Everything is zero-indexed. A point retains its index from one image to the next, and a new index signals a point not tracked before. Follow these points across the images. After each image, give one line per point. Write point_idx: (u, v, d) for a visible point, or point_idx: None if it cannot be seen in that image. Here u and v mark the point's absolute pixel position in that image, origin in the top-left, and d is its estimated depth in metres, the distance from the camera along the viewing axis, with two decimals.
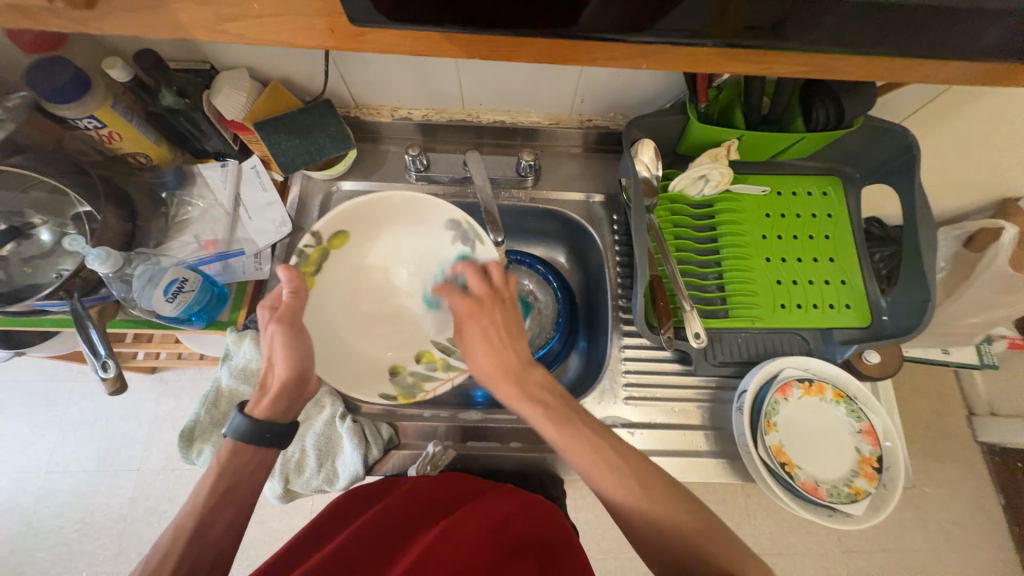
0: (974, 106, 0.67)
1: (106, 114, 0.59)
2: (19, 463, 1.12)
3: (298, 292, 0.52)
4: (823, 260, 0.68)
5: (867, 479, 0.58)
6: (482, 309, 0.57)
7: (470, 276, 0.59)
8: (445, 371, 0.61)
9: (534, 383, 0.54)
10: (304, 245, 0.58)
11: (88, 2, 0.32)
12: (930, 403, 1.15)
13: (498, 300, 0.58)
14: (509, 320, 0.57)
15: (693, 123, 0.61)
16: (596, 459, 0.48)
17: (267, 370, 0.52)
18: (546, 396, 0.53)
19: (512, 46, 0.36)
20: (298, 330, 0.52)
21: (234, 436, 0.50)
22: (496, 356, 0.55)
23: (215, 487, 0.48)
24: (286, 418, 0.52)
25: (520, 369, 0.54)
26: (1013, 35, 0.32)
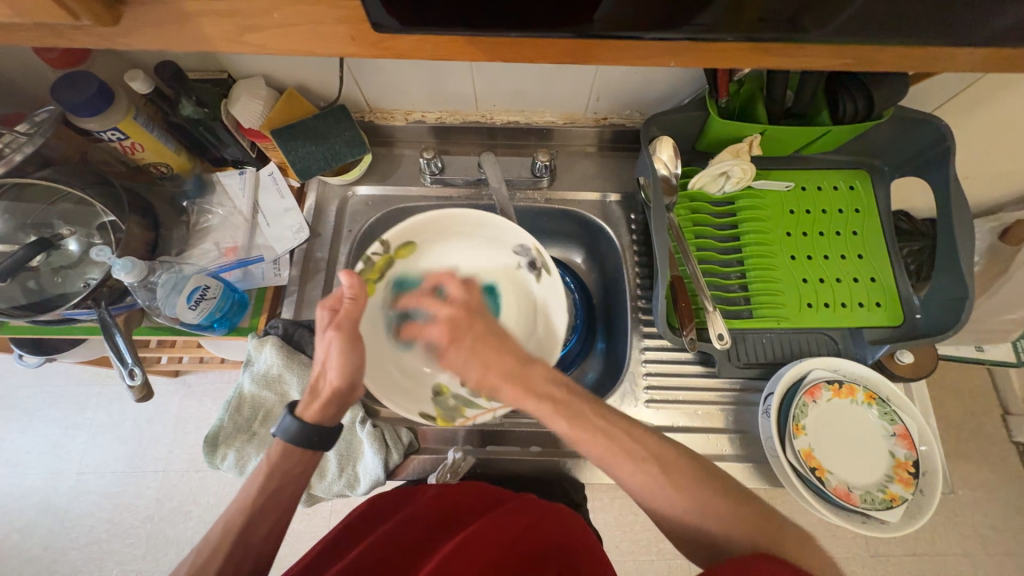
0: (1013, 93, 0.64)
1: (130, 125, 0.61)
2: (51, 465, 1.15)
3: (359, 299, 0.49)
4: (852, 257, 0.66)
5: (903, 484, 0.56)
6: (461, 325, 0.53)
7: (450, 284, 0.58)
8: (488, 401, 0.58)
9: (538, 381, 0.50)
10: (370, 252, 0.59)
11: (115, 18, 0.32)
12: (963, 402, 1.10)
13: (475, 310, 0.55)
14: (492, 327, 0.53)
15: (714, 118, 0.60)
16: (610, 446, 0.46)
17: (318, 374, 0.51)
18: (553, 391, 0.49)
19: (537, 48, 0.35)
20: (356, 339, 0.50)
21: (284, 438, 0.50)
22: (489, 363, 0.51)
23: (261, 491, 0.49)
24: (333, 425, 0.52)
25: (522, 368, 0.50)
26: None
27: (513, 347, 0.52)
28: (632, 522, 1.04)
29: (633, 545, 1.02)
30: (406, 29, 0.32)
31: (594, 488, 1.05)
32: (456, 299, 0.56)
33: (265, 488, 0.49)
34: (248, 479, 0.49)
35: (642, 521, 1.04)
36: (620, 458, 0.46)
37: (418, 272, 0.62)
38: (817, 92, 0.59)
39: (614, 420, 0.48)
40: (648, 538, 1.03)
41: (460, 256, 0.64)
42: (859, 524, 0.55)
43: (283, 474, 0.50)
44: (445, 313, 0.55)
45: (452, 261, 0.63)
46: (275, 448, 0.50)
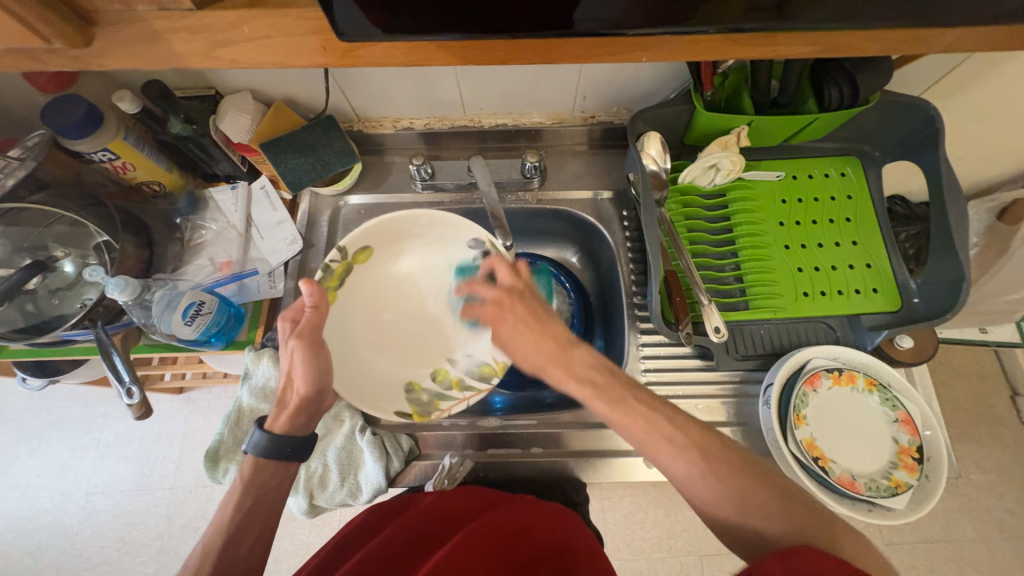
0: (1000, 72, 0.63)
1: (119, 145, 0.61)
2: (60, 486, 1.16)
3: (318, 309, 0.51)
4: (846, 244, 0.66)
5: (907, 470, 0.56)
6: (506, 303, 0.54)
7: (498, 266, 0.56)
8: (461, 391, 0.61)
9: (580, 363, 0.51)
10: (328, 260, 0.59)
11: (86, 39, 0.33)
12: (970, 385, 1.09)
13: (520, 292, 0.55)
14: (532, 308, 0.54)
15: (700, 111, 0.60)
16: (646, 428, 0.46)
17: (285, 384, 0.53)
18: (596, 375, 0.50)
19: (509, 49, 0.35)
20: (318, 346, 0.52)
21: (256, 453, 0.50)
22: (535, 347, 0.52)
23: (240, 506, 0.49)
24: (302, 433, 0.53)
25: (562, 351, 0.51)
26: None
27: (558, 326, 0.53)
28: (641, 520, 1.03)
29: (643, 544, 1.02)
30: (388, 36, 0.32)
31: (601, 488, 1.05)
32: (503, 284, 0.55)
33: (241, 504, 0.49)
34: (222, 500, 0.50)
35: (652, 519, 1.03)
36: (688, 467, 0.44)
37: (377, 275, 0.63)
38: (801, 80, 0.59)
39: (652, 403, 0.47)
40: (659, 536, 1.02)
41: (421, 259, 0.65)
42: (864, 512, 0.55)
43: (262, 487, 0.50)
44: (491, 295, 0.55)
45: (417, 262, 0.65)
46: (247, 462, 0.51)
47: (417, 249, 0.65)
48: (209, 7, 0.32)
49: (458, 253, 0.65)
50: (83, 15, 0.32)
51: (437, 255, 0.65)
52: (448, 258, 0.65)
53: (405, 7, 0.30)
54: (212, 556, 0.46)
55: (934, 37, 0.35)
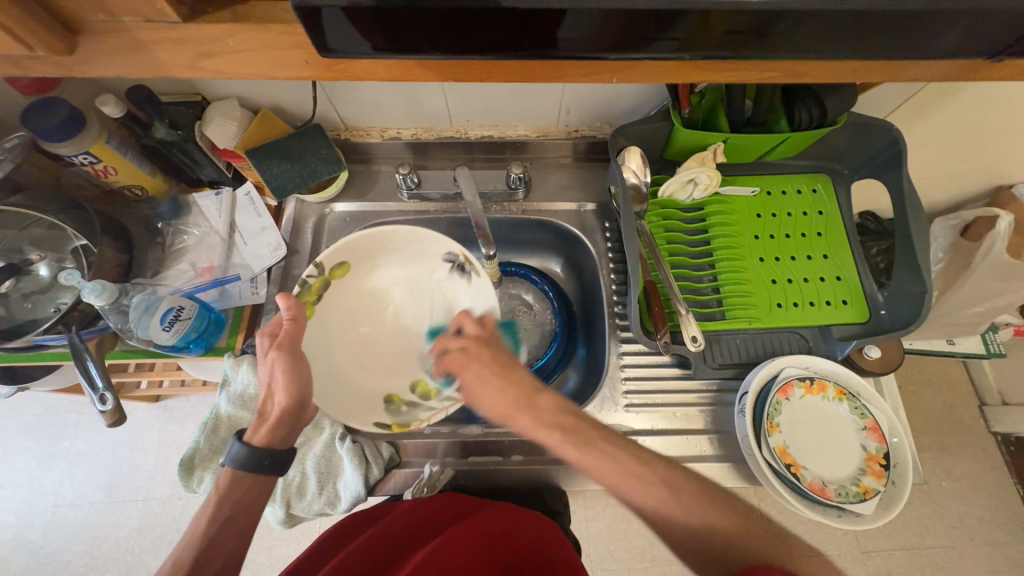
0: (957, 98, 0.67)
1: (101, 149, 0.60)
2: (26, 498, 1.11)
3: (296, 319, 0.52)
4: (817, 257, 0.68)
5: (875, 477, 0.58)
6: (474, 353, 0.56)
7: (464, 321, 0.60)
8: (440, 401, 0.60)
9: (546, 408, 0.51)
10: (305, 276, 0.58)
11: (70, 47, 0.33)
12: (940, 395, 1.13)
13: (486, 340, 0.58)
14: (499, 356, 0.56)
15: (677, 128, 0.62)
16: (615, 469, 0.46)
17: (265, 399, 0.52)
18: (563, 420, 0.50)
19: (490, 68, 0.37)
20: (299, 357, 0.52)
21: (234, 465, 0.50)
22: (499, 393, 0.52)
23: (213, 520, 0.48)
24: (281, 446, 0.52)
25: (528, 399, 0.51)
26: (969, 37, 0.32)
27: (528, 374, 0.54)
28: (625, 530, 1.03)
29: (626, 553, 1.02)
30: (381, 54, 0.33)
31: (585, 497, 1.05)
32: (470, 333, 0.59)
33: (214, 519, 0.48)
34: (197, 512, 0.48)
35: (635, 528, 1.03)
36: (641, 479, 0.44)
37: (355, 289, 0.63)
38: (773, 100, 0.61)
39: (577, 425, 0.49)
40: (642, 545, 1.02)
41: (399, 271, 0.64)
42: (835, 518, 0.56)
43: (238, 500, 0.50)
44: (462, 341, 0.58)
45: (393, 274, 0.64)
46: (225, 475, 0.50)
47: (395, 261, 0.64)
48: (195, 19, 0.33)
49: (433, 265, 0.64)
50: (66, 24, 0.32)
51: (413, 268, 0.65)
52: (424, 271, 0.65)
53: (404, 30, 0.31)
54: (183, 571, 0.45)
55: (885, 68, 0.37)
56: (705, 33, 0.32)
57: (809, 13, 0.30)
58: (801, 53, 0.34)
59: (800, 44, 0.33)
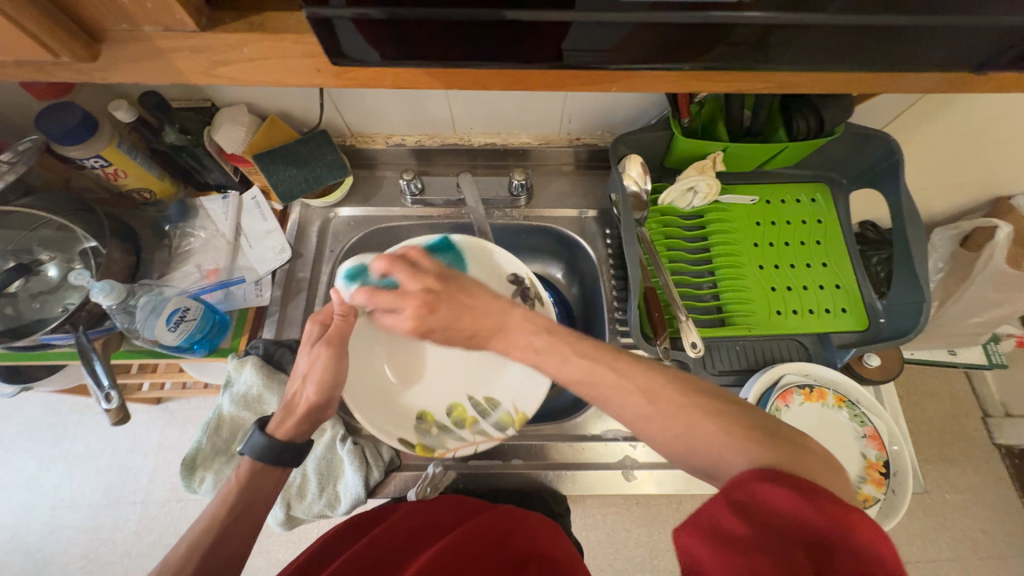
0: (954, 110, 0.68)
1: (113, 152, 0.62)
2: (25, 500, 1.12)
3: (348, 318, 0.52)
4: (816, 265, 0.69)
5: (875, 485, 0.58)
6: (436, 299, 0.46)
7: (398, 271, 0.48)
8: (472, 433, 0.60)
9: (519, 337, 0.45)
10: (364, 271, 0.62)
11: (92, 54, 0.34)
12: (942, 405, 1.13)
13: (444, 280, 0.47)
14: (466, 288, 0.47)
15: (677, 137, 0.63)
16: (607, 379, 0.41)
17: (296, 390, 0.52)
18: (535, 341, 0.45)
19: (495, 77, 0.38)
20: (343, 354, 0.52)
21: (252, 455, 0.50)
22: (476, 320, 0.46)
23: (230, 508, 0.48)
24: (290, 441, 0.51)
25: (501, 325, 0.46)
26: (963, 52, 0.33)
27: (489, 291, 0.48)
28: (625, 539, 1.03)
29: (626, 562, 1.01)
30: (388, 62, 0.34)
31: (584, 505, 1.04)
32: (418, 280, 0.47)
33: (234, 507, 0.48)
34: (214, 499, 0.49)
35: (635, 538, 1.03)
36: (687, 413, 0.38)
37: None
38: (771, 109, 0.63)
39: (598, 355, 0.42)
40: (641, 555, 1.01)
41: None
42: None
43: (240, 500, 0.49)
44: (416, 286, 0.47)
45: None
46: (244, 463, 0.50)
47: None
48: (212, 29, 0.34)
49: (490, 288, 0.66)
50: (91, 33, 0.34)
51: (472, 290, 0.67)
52: None
53: (413, 42, 0.32)
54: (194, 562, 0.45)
55: (880, 81, 0.38)
56: (706, 46, 0.33)
57: (807, 28, 0.31)
58: (801, 65, 0.35)
59: (796, 59, 0.34)
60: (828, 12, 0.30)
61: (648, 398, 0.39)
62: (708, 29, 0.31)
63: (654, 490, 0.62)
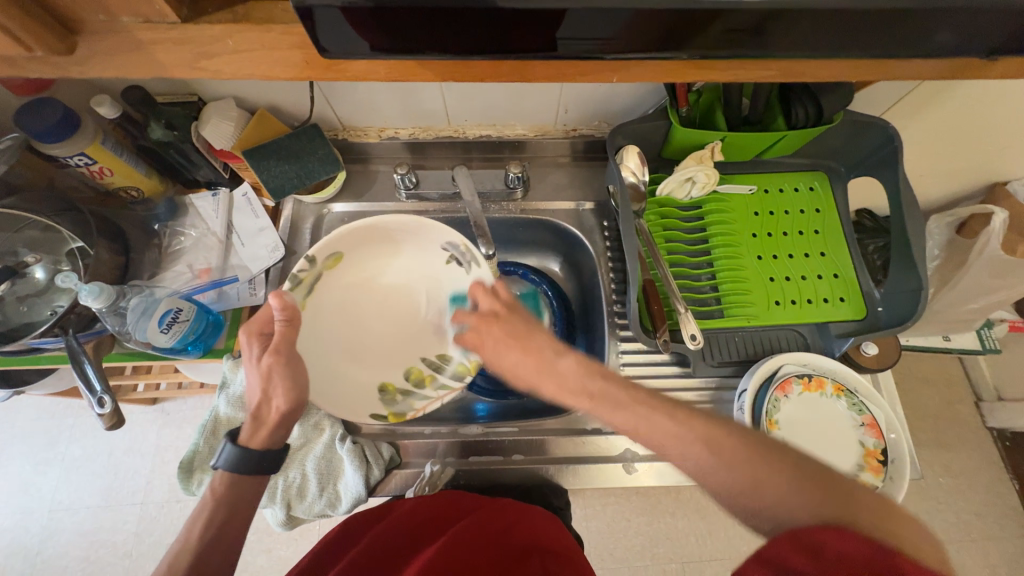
0: (953, 96, 0.67)
1: (97, 150, 0.60)
2: (22, 503, 1.11)
3: (292, 322, 0.49)
4: (814, 255, 0.69)
5: (873, 472, 0.58)
6: (495, 326, 0.53)
7: (480, 294, 0.56)
8: (434, 389, 0.60)
9: (562, 367, 0.48)
10: (297, 269, 0.56)
11: (67, 48, 0.33)
12: (936, 391, 1.14)
13: (503, 313, 0.53)
14: (523, 326, 0.52)
15: (676, 127, 0.62)
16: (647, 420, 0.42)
17: (259, 402, 0.51)
18: (588, 385, 0.46)
19: (490, 67, 0.37)
20: (295, 361, 0.50)
21: (227, 467, 0.50)
22: (523, 357, 0.50)
23: (211, 520, 0.48)
24: (265, 448, 0.51)
25: (549, 363, 0.49)
26: (967, 37, 0.33)
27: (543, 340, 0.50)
28: (625, 528, 1.04)
29: (626, 552, 1.02)
30: (380, 54, 0.33)
31: (584, 496, 1.05)
32: (485, 307, 0.55)
33: (212, 519, 0.48)
34: (194, 511, 0.49)
35: (635, 527, 1.04)
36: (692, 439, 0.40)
37: (351, 281, 0.61)
38: (770, 98, 0.62)
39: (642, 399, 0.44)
40: (641, 544, 1.02)
41: (396, 263, 0.63)
42: None
43: (233, 503, 0.50)
44: (488, 307, 0.54)
45: (394, 266, 0.63)
46: (219, 477, 0.50)
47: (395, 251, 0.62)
48: (194, 20, 0.33)
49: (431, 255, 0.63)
50: (67, 25, 0.32)
51: (412, 261, 0.63)
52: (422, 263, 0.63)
53: (405, 32, 0.31)
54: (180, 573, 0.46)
55: (881, 67, 0.37)
56: (708, 32, 0.32)
57: (811, 13, 0.30)
58: (803, 52, 0.34)
59: (797, 45, 0.33)
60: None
61: (711, 449, 0.39)
62: (711, 13, 0.30)
63: (654, 482, 0.62)
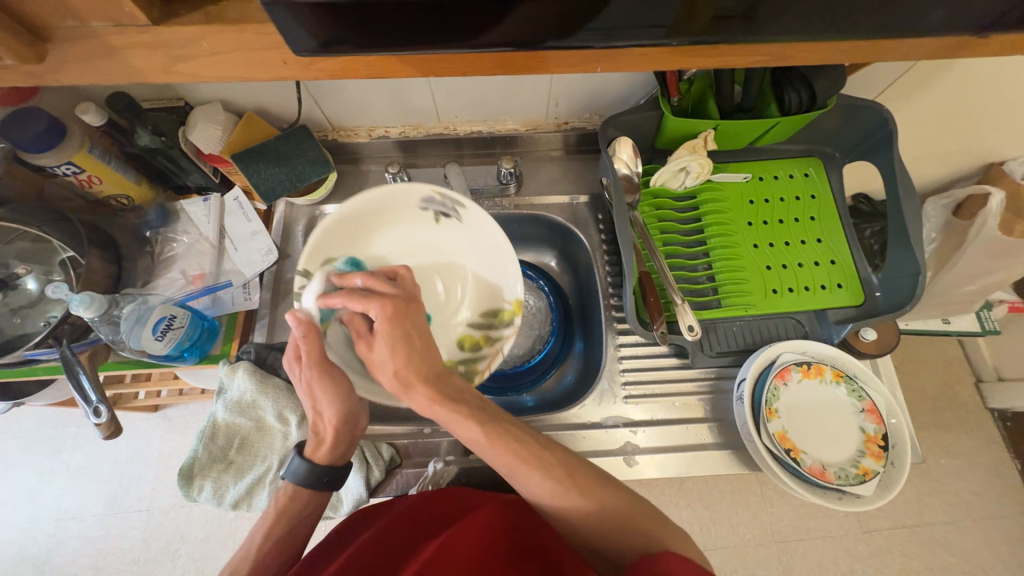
0: (946, 77, 0.67)
1: (84, 159, 0.59)
2: (28, 513, 1.11)
3: (314, 340, 0.50)
4: (811, 241, 0.68)
5: (874, 458, 0.58)
6: (405, 309, 0.50)
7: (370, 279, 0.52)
8: (490, 346, 0.62)
9: (456, 387, 0.52)
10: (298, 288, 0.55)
11: (40, 56, 0.32)
12: (936, 374, 1.14)
13: (409, 303, 0.51)
14: (421, 326, 0.51)
15: (667, 117, 0.61)
16: (530, 463, 0.50)
17: (314, 419, 0.53)
18: (466, 398, 0.52)
19: (473, 61, 0.36)
20: (330, 369, 0.51)
21: (293, 480, 0.53)
22: (413, 363, 0.50)
23: (269, 534, 0.52)
24: (336, 464, 0.54)
25: (442, 373, 0.52)
26: (953, 16, 0.32)
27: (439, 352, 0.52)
28: None
29: None
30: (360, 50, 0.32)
31: None
32: (393, 292, 0.52)
33: (270, 533, 0.52)
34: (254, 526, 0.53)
35: None
36: (529, 469, 0.50)
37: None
38: (763, 86, 0.61)
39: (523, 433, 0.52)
40: None
41: (386, 248, 0.61)
42: (836, 500, 0.57)
43: (291, 518, 0.53)
44: (375, 304, 0.49)
45: (385, 250, 0.61)
46: (283, 490, 0.54)
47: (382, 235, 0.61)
48: (166, 23, 0.32)
49: (416, 224, 0.62)
50: (38, 32, 0.32)
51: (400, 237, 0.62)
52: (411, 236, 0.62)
53: (384, 28, 0.30)
54: None
55: (871, 48, 0.36)
56: (693, 18, 0.31)
57: None
58: (788, 36, 0.34)
59: (784, 29, 0.33)
60: None
61: (578, 487, 0.50)
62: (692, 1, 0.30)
63: (656, 474, 0.62)
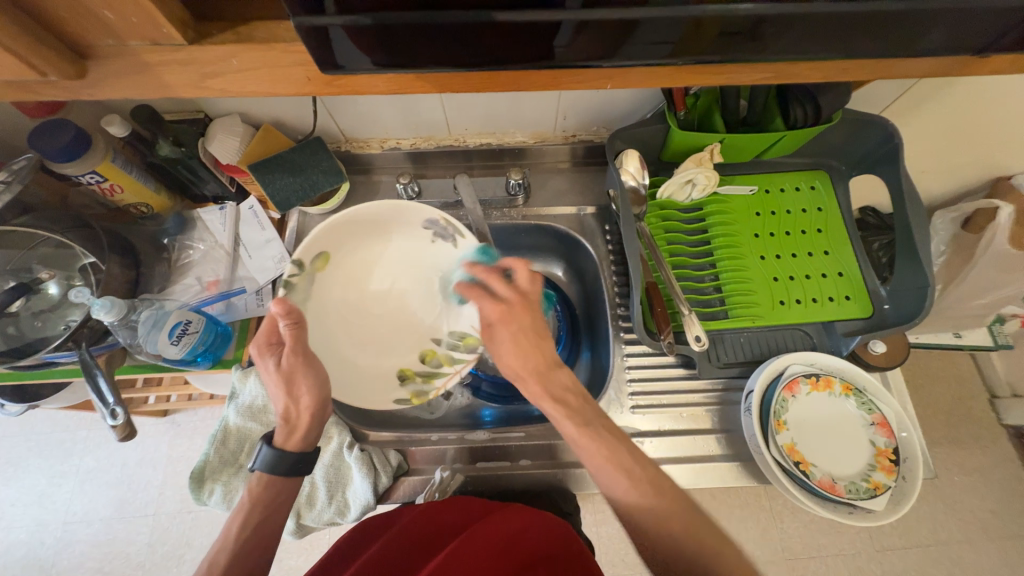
0: (952, 93, 0.67)
1: (108, 168, 0.62)
2: (37, 517, 1.12)
3: (298, 323, 0.50)
4: (818, 254, 0.68)
5: (885, 472, 0.57)
6: (512, 314, 0.53)
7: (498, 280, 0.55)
8: (451, 366, 0.62)
9: (560, 384, 0.51)
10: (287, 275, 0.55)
11: (81, 72, 0.34)
12: (948, 388, 1.12)
13: (531, 302, 0.53)
14: (539, 323, 0.53)
15: (674, 129, 0.62)
16: (611, 461, 0.46)
17: (286, 406, 0.51)
18: (568, 398, 0.50)
19: (486, 79, 0.37)
20: (310, 358, 0.51)
21: (264, 468, 0.51)
22: (529, 359, 0.51)
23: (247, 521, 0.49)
24: (305, 448, 0.52)
25: (547, 368, 0.51)
26: (958, 38, 0.33)
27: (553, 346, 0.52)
28: None
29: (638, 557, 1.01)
30: (378, 67, 0.33)
31: (594, 502, 1.04)
32: (519, 288, 0.54)
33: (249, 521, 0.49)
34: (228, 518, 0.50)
35: None
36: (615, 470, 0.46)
37: (345, 282, 0.61)
38: (767, 99, 0.62)
39: (613, 436, 0.48)
40: None
41: (379, 253, 0.62)
42: (846, 515, 0.56)
43: (269, 502, 0.51)
44: (505, 296, 0.54)
45: (377, 257, 0.62)
46: (256, 477, 0.51)
47: (376, 242, 0.62)
48: (200, 43, 0.34)
49: (413, 237, 0.62)
50: (80, 51, 0.33)
51: (396, 247, 0.63)
52: (405, 246, 0.63)
53: (402, 47, 0.32)
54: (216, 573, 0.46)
55: (873, 68, 0.38)
56: (699, 37, 0.32)
57: (797, 18, 0.31)
58: (796, 55, 0.34)
59: (786, 50, 0.34)
60: (822, 4, 0.30)
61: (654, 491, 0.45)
62: (701, 20, 0.31)
63: None
